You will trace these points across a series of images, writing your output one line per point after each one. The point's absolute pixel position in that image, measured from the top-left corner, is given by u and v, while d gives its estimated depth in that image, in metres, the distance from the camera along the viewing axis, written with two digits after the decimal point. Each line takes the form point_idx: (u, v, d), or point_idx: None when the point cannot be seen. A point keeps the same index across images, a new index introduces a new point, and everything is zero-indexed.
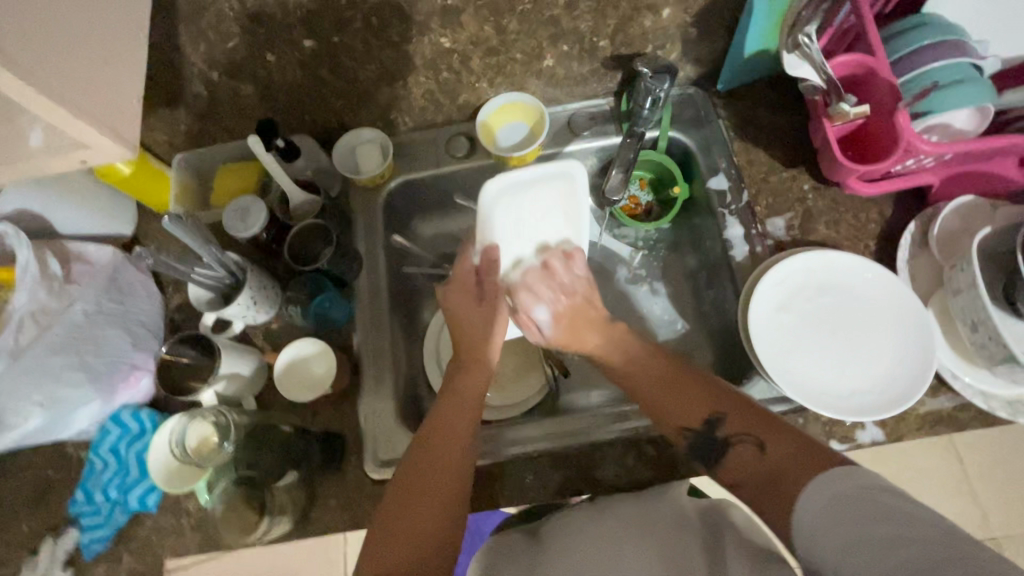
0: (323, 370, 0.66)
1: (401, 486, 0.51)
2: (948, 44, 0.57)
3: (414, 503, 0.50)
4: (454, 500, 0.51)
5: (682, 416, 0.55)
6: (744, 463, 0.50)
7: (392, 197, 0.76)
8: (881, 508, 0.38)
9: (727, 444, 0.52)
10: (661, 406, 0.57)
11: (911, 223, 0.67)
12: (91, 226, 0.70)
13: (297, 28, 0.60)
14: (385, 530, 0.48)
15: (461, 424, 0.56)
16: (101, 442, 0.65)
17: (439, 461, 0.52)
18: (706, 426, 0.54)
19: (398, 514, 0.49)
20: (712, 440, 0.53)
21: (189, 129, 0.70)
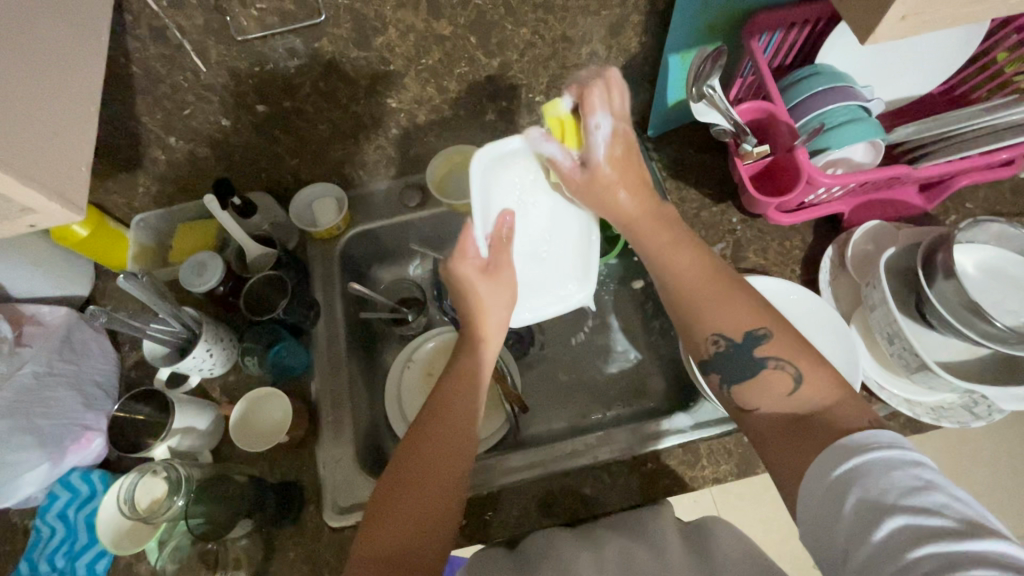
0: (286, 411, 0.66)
1: (395, 473, 0.52)
2: (838, 90, 0.65)
3: (412, 484, 0.50)
4: (452, 480, 0.52)
5: (726, 326, 0.53)
6: (776, 386, 0.49)
7: (348, 247, 0.79)
8: (896, 492, 0.37)
9: (764, 362, 0.51)
10: (702, 315, 0.55)
11: (829, 247, 0.73)
12: (45, 290, 0.71)
13: (249, 95, 0.64)
14: (380, 511, 0.49)
15: (458, 407, 0.56)
16: (48, 507, 0.63)
17: (437, 455, 0.52)
18: (748, 342, 0.52)
19: (394, 496, 0.50)
20: (751, 356, 0.52)
21: (147, 191, 0.73)
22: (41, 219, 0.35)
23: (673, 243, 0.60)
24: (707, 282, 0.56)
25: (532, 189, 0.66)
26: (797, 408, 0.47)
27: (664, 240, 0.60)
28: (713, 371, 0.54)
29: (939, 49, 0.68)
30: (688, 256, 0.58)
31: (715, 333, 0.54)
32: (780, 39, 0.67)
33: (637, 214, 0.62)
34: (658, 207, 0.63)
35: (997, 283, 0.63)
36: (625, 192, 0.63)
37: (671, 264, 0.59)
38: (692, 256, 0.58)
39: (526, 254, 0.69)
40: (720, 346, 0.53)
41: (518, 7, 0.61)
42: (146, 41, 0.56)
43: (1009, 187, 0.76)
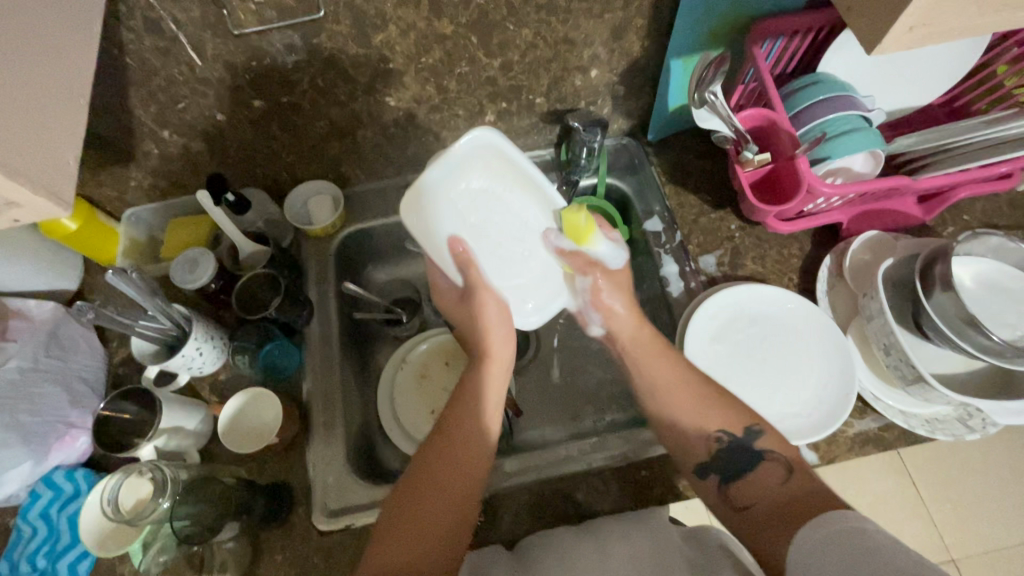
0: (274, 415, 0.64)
1: (412, 483, 0.53)
2: (840, 99, 0.65)
3: (425, 500, 0.52)
4: (461, 498, 0.52)
5: (724, 424, 0.57)
6: (771, 478, 0.53)
7: (344, 246, 0.78)
8: (864, 548, 0.41)
9: (762, 455, 0.55)
10: (703, 415, 0.58)
11: (827, 257, 0.73)
12: (33, 284, 0.70)
13: (246, 90, 0.63)
14: (394, 520, 0.51)
15: (467, 430, 0.56)
16: (30, 506, 0.61)
17: (449, 465, 0.54)
18: (748, 436, 0.56)
19: (410, 507, 0.51)
20: (748, 449, 0.56)
21: (139, 185, 0.72)
22: (26, 213, 0.34)
23: (653, 352, 0.63)
24: (688, 389, 0.60)
25: (473, 207, 0.60)
26: (786, 495, 0.51)
27: (652, 350, 0.63)
28: (710, 473, 0.56)
29: (941, 60, 0.68)
30: (675, 364, 0.61)
31: (714, 431, 0.57)
32: (783, 46, 0.66)
33: (626, 326, 0.66)
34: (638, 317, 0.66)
35: (994, 296, 0.63)
36: (616, 305, 0.67)
37: (655, 372, 0.61)
38: (675, 361, 0.62)
39: (504, 258, 0.64)
40: (721, 444, 0.57)
41: (521, 8, 0.60)
42: (141, 32, 0.55)
43: (1007, 200, 0.76)
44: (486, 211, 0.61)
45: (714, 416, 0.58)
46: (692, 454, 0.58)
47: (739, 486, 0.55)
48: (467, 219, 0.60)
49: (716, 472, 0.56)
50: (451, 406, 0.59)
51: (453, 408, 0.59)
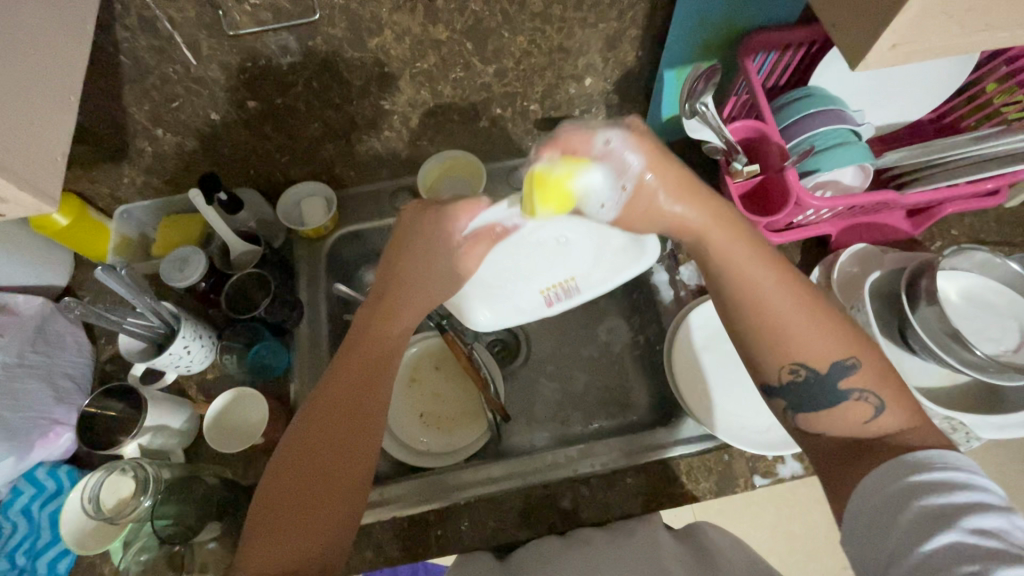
0: (262, 416, 0.64)
1: (275, 496, 0.47)
2: (831, 113, 0.65)
3: (293, 510, 0.46)
4: (354, 487, 0.48)
5: (808, 355, 0.46)
6: (853, 415, 0.46)
7: (336, 247, 0.79)
8: (937, 514, 0.37)
9: (848, 394, 0.46)
10: (780, 340, 0.46)
11: (815, 269, 0.73)
12: (21, 278, 0.69)
13: (241, 90, 0.63)
14: (268, 528, 0.45)
15: (343, 430, 0.49)
16: (12, 502, 0.61)
17: (332, 452, 0.48)
18: (832, 371, 0.46)
19: (289, 502, 0.46)
20: (830, 386, 0.46)
21: (131, 182, 0.72)
22: (11, 209, 0.34)
23: (743, 256, 0.47)
24: (786, 300, 0.46)
25: (510, 271, 0.68)
26: (865, 435, 0.45)
27: (738, 251, 0.48)
28: (778, 396, 0.48)
29: (931, 76, 0.68)
30: (761, 265, 0.47)
31: (794, 361, 0.47)
32: (775, 60, 0.67)
33: (696, 226, 0.49)
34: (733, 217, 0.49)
35: (979, 311, 0.64)
36: (668, 212, 0.49)
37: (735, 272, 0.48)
38: (766, 263, 0.47)
39: (554, 258, 0.69)
40: (797, 376, 0.47)
41: (516, 16, 0.61)
42: (136, 31, 0.55)
43: (995, 216, 0.77)
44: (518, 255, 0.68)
45: (808, 341, 0.46)
46: (762, 376, 0.49)
47: (829, 416, 0.47)
48: (518, 279, 0.68)
49: (793, 400, 0.48)
50: (311, 410, 0.51)
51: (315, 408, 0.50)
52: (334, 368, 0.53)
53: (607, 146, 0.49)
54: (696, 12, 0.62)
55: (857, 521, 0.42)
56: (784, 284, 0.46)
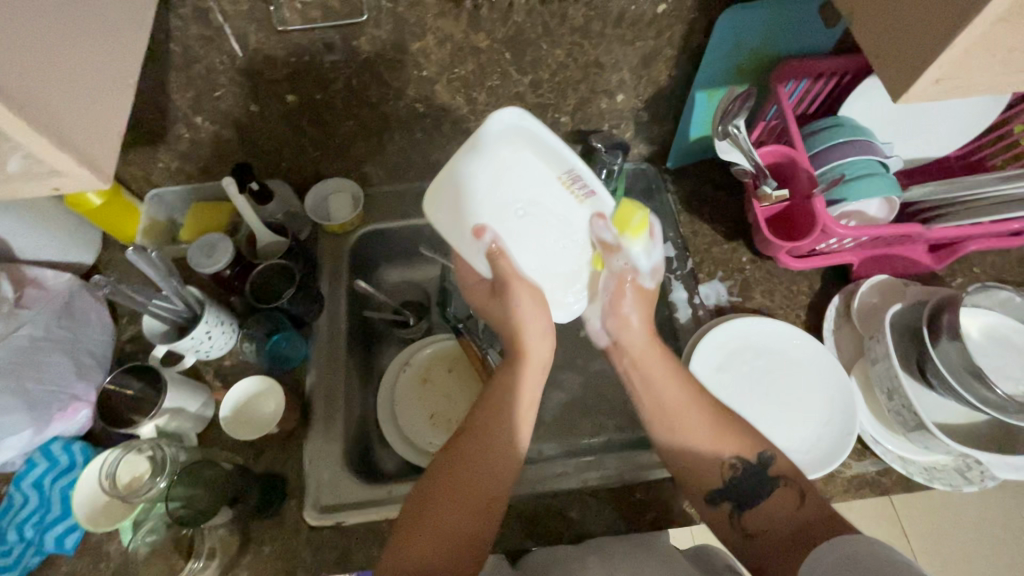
0: (261, 419, 0.65)
1: (426, 492, 0.52)
2: (861, 143, 0.66)
3: (446, 501, 0.51)
4: (482, 509, 0.52)
5: (737, 448, 0.55)
6: (784, 503, 0.52)
7: (359, 244, 0.80)
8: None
9: (774, 483, 0.53)
10: (698, 449, 0.56)
11: (835, 297, 0.73)
12: (52, 254, 0.71)
13: (282, 84, 0.64)
14: (418, 521, 0.50)
15: (496, 433, 0.55)
16: (25, 475, 0.62)
17: (488, 463, 0.53)
18: (758, 463, 0.54)
19: (438, 504, 0.51)
20: (761, 480, 0.53)
21: (166, 167, 0.73)
22: (67, 182, 0.35)
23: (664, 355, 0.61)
24: (690, 423, 0.56)
25: (549, 254, 0.59)
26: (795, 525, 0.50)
27: (664, 372, 0.60)
28: (723, 499, 0.54)
29: (959, 114, 0.69)
30: (672, 382, 0.59)
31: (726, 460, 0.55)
32: (806, 88, 0.68)
33: (635, 350, 0.62)
34: (653, 330, 0.63)
35: (999, 350, 0.64)
36: (640, 324, 0.63)
37: (657, 395, 0.59)
38: (681, 389, 0.58)
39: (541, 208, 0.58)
40: (735, 471, 0.54)
41: (556, 29, 0.62)
42: (189, 21, 0.56)
43: (1016, 256, 0.77)
44: (542, 236, 0.59)
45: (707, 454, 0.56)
46: (703, 484, 0.55)
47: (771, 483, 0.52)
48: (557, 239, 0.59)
49: (730, 499, 0.54)
50: (474, 417, 0.57)
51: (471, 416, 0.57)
52: (487, 394, 0.59)
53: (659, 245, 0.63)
54: (733, 35, 0.63)
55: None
56: (694, 407, 0.57)
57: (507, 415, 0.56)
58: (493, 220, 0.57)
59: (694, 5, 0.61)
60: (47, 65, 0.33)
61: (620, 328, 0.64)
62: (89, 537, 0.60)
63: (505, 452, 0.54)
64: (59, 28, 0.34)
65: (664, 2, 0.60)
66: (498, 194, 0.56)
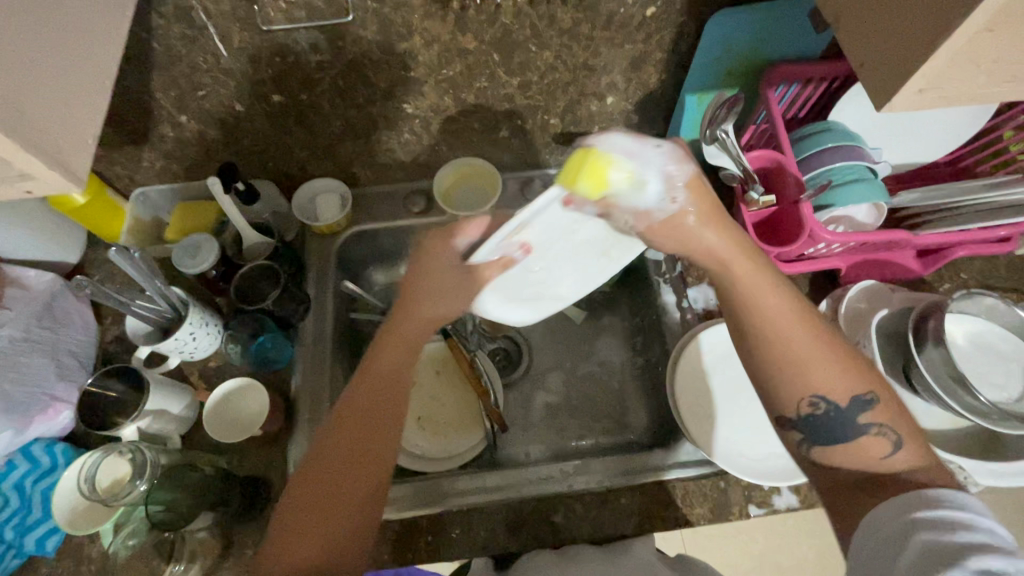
0: (239, 415, 0.65)
1: (321, 450, 0.50)
2: (849, 148, 0.66)
3: (316, 503, 0.48)
4: (353, 509, 0.49)
5: (825, 388, 0.45)
6: (872, 451, 0.45)
7: (346, 245, 0.79)
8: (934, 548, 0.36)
9: (866, 428, 0.45)
10: (801, 372, 0.45)
11: (823, 302, 0.73)
12: (33, 252, 0.70)
13: (266, 84, 0.64)
14: (302, 492, 0.49)
15: (360, 431, 0.50)
16: (6, 476, 0.61)
17: (357, 464, 0.49)
18: (853, 406, 0.45)
19: (303, 507, 0.48)
20: (851, 420, 0.45)
21: (151, 166, 0.72)
22: (40, 186, 0.34)
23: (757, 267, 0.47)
24: (790, 346, 0.45)
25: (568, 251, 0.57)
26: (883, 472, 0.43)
27: (770, 280, 0.46)
28: (793, 429, 0.47)
29: (948, 121, 0.69)
30: (776, 294, 0.46)
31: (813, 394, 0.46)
32: (796, 92, 0.68)
33: (719, 255, 0.48)
34: (752, 241, 0.48)
35: (984, 357, 0.64)
36: (719, 249, 0.48)
37: (764, 306, 0.46)
38: (789, 300, 0.46)
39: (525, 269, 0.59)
40: (817, 409, 0.46)
41: (544, 31, 0.61)
42: (171, 19, 0.55)
43: (1004, 262, 0.77)
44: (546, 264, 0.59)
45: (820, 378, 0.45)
46: (778, 408, 0.47)
47: None
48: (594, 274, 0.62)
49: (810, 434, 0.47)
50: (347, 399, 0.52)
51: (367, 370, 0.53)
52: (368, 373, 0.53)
53: (635, 141, 0.46)
54: (721, 39, 0.63)
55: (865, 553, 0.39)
56: (803, 322, 0.45)
57: (388, 407, 0.52)
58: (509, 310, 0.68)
59: (683, 9, 0.60)
60: (15, 65, 0.32)
61: (703, 249, 0.48)
62: (70, 539, 0.60)
63: (390, 429, 0.51)
64: (30, 27, 0.34)
65: (652, 5, 0.60)
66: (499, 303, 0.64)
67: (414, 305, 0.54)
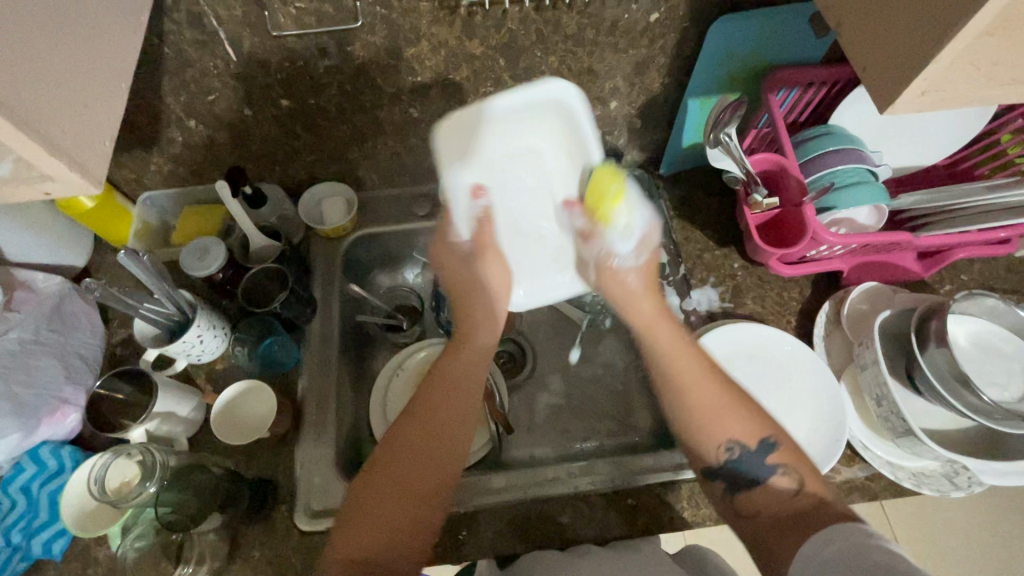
0: (242, 418, 0.65)
1: (381, 463, 0.52)
2: (850, 152, 0.67)
3: (389, 491, 0.50)
4: (426, 496, 0.51)
5: (739, 433, 0.52)
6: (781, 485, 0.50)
7: (352, 248, 0.80)
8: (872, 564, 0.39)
9: (775, 468, 0.50)
10: (712, 422, 0.52)
11: (825, 303, 0.74)
12: (42, 257, 0.70)
13: (275, 88, 0.64)
14: (360, 509, 0.50)
15: (437, 426, 0.54)
16: (13, 479, 0.61)
17: (430, 456, 0.52)
18: (761, 448, 0.51)
19: (376, 497, 0.50)
20: (757, 462, 0.51)
21: (159, 170, 0.73)
22: (58, 187, 0.35)
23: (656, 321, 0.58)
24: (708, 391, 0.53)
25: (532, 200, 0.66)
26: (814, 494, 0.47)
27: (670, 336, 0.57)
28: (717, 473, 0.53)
29: (948, 124, 0.70)
30: (684, 349, 0.56)
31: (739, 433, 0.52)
32: (797, 96, 0.69)
33: (642, 319, 0.59)
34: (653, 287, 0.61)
35: (986, 357, 0.64)
36: (638, 291, 0.60)
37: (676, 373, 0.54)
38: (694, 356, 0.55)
39: (519, 233, 0.66)
40: (732, 453, 0.52)
41: (550, 37, 0.62)
42: (182, 25, 0.56)
43: (1004, 264, 0.78)
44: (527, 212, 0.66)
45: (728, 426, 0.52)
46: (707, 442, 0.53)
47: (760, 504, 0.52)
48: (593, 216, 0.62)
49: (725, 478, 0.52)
50: (420, 395, 0.56)
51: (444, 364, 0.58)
52: (437, 375, 0.57)
53: (647, 209, 0.61)
54: (724, 44, 0.64)
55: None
56: (708, 376, 0.54)
57: (462, 404, 0.55)
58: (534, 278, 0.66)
59: (687, 14, 0.61)
60: (38, 69, 0.33)
61: (620, 293, 0.61)
62: (77, 541, 0.60)
63: (463, 431, 0.55)
64: (51, 30, 0.34)
65: (656, 11, 0.60)
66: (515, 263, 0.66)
67: (471, 320, 0.61)
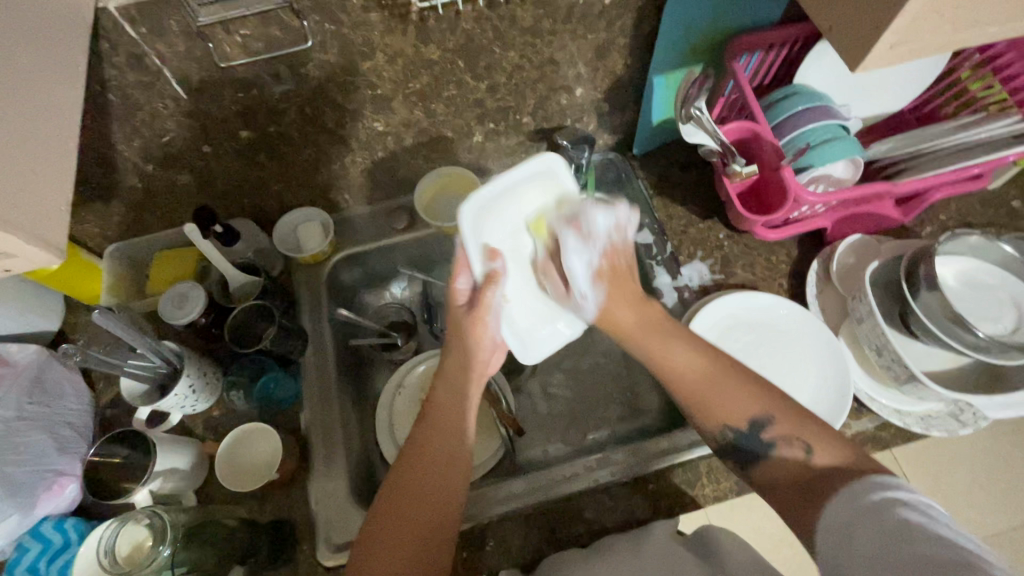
0: (219, 463, 0.62)
1: (394, 492, 0.52)
2: (819, 109, 0.67)
3: (392, 536, 0.49)
4: (429, 536, 0.50)
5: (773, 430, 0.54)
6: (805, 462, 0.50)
7: (334, 271, 0.78)
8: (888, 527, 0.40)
9: (774, 443, 0.51)
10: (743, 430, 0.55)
11: (814, 262, 0.74)
12: (12, 327, 0.67)
13: (232, 121, 0.62)
14: (371, 551, 0.49)
15: (428, 476, 0.53)
16: (18, 561, 0.58)
17: (424, 494, 0.52)
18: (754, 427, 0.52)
19: (380, 545, 0.49)
20: None
21: (122, 220, 0.70)
22: (17, 262, 0.33)
23: (650, 328, 0.58)
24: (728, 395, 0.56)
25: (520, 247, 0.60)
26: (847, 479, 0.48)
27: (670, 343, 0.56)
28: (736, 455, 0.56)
29: (910, 69, 0.70)
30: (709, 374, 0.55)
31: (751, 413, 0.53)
32: (760, 60, 0.69)
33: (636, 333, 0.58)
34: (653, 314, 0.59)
35: (974, 293, 0.66)
36: (628, 302, 0.60)
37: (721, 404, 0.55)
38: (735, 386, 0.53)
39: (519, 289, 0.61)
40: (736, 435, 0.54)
41: (507, 32, 0.61)
42: (124, 68, 0.53)
43: (978, 199, 0.79)
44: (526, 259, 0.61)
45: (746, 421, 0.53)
46: None
47: None
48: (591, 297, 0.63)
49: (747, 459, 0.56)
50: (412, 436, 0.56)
51: (431, 407, 0.58)
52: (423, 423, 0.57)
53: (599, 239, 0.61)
54: (683, 18, 0.63)
55: (831, 535, 0.43)
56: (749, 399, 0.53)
57: (450, 450, 0.55)
58: (536, 316, 0.62)
59: None
60: None
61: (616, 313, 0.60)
62: None
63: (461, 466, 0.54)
64: None
65: None
66: (523, 310, 0.61)
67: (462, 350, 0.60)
